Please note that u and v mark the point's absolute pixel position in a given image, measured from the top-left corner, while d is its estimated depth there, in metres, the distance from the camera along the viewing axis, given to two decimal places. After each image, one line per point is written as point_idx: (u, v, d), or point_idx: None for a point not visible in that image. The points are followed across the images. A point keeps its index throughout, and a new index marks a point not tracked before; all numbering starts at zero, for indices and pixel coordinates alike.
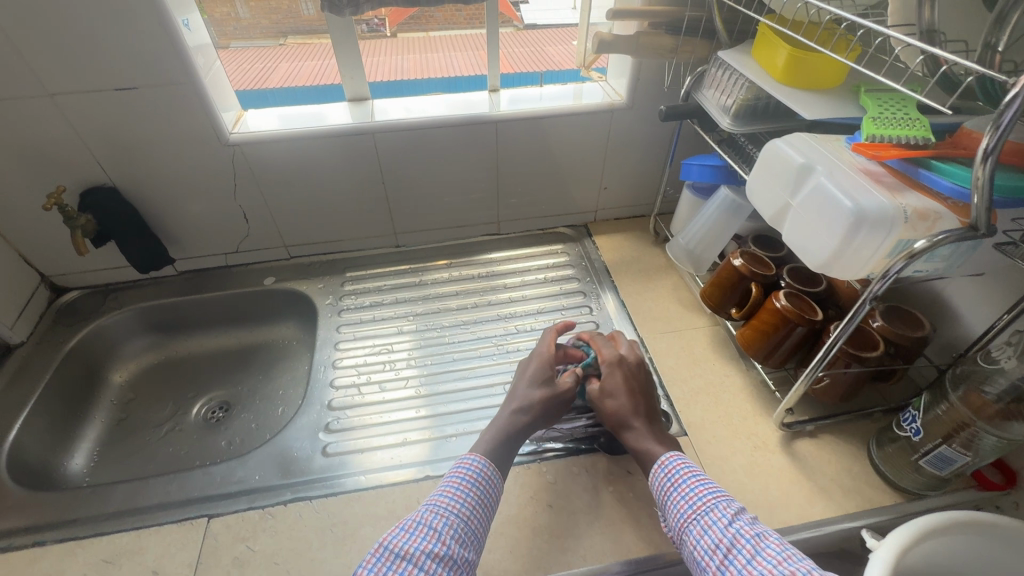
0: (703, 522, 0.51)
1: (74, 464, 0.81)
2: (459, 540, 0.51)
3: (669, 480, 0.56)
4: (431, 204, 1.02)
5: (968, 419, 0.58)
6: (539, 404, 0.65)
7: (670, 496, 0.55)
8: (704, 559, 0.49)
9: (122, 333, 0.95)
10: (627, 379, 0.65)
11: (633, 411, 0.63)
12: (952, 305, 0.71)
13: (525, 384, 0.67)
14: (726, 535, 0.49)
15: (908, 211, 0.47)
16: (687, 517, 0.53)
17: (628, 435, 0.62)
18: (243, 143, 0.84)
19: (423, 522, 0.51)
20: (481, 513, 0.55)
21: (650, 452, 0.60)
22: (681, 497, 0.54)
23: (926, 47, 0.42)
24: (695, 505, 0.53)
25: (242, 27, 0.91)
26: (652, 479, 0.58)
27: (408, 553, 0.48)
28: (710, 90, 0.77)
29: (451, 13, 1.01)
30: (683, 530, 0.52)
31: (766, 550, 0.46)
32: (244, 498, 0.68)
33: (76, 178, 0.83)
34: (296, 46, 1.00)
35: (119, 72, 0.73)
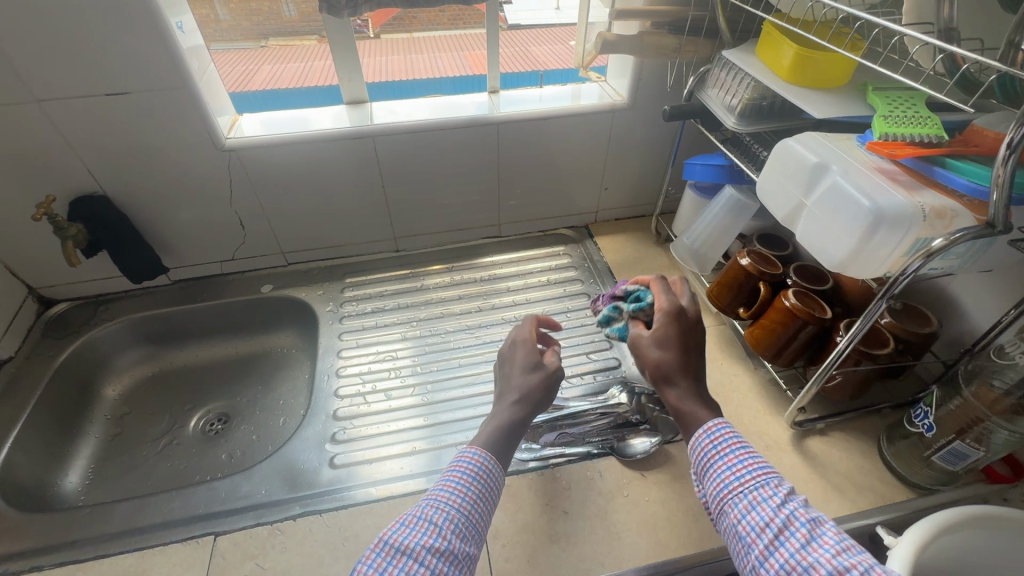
0: (750, 497, 0.46)
1: (68, 482, 0.78)
2: (460, 535, 0.47)
3: (715, 446, 0.50)
4: (431, 207, 1.00)
5: (982, 415, 0.58)
6: (539, 391, 0.59)
7: (714, 465, 0.50)
8: (750, 535, 0.45)
9: (115, 345, 0.92)
10: (678, 332, 0.56)
11: (680, 368, 0.55)
12: (958, 301, 0.71)
13: (521, 370, 0.61)
14: (778, 515, 0.44)
15: (926, 209, 0.47)
16: (731, 490, 0.48)
17: (670, 394, 0.54)
18: (239, 148, 0.82)
19: (423, 516, 0.47)
20: (482, 508, 0.51)
21: (693, 418, 0.52)
22: (726, 467, 0.49)
23: (943, 46, 0.42)
24: (742, 478, 0.48)
25: (222, 29, 0.86)
26: (692, 443, 0.52)
27: (408, 548, 0.44)
28: (713, 89, 0.77)
29: (434, 13, 0.92)
30: (724, 503, 0.48)
31: (823, 537, 0.42)
32: (251, 514, 0.66)
33: (65, 187, 0.80)
34: (277, 49, 0.99)
35: (110, 77, 0.70)
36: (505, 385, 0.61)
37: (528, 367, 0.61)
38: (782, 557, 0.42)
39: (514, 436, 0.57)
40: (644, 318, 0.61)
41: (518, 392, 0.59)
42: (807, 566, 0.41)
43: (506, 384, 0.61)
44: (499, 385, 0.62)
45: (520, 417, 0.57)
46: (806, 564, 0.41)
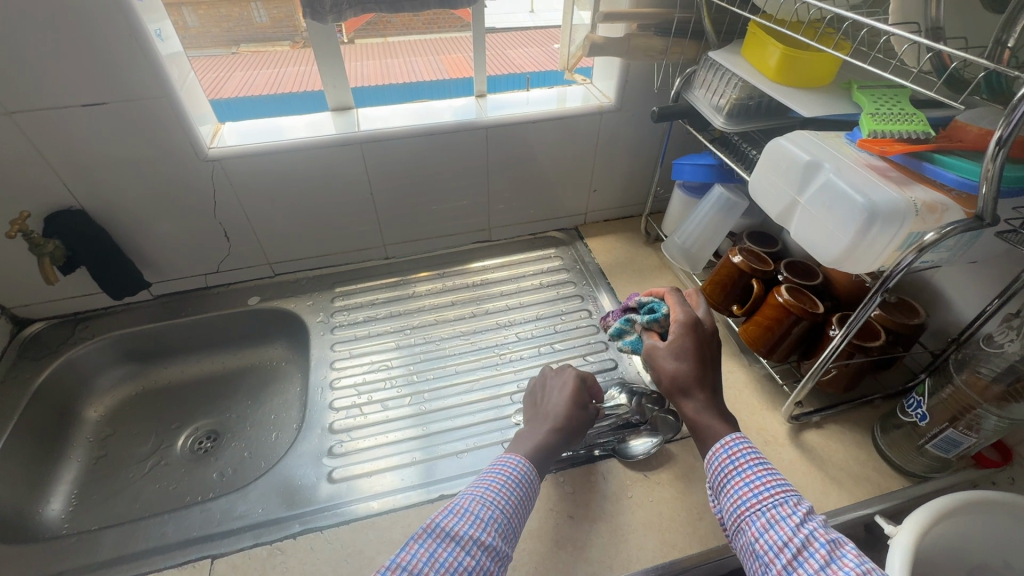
0: (768, 515, 0.48)
1: (51, 510, 0.75)
2: (502, 533, 0.51)
3: (732, 462, 0.53)
4: (420, 212, 0.99)
5: (973, 402, 0.59)
6: (575, 423, 0.63)
7: (732, 481, 0.52)
8: (767, 554, 0.46)
9: (96, 364, 0.89)
10: (692, 345, 0.60)
11: (696, 380, 0.58)
12: (944, 292, 0.73)
13: (566, 397, 0.65)
14: (796, 535, 0.45)
15: (918, 204, 0.48)
16: (748, 507, 0.49)
17: (686, 406, 0.58)
18: (222, 158, 0.79)
19: (471, 509, 0.52)
20: (522, 510, 0.55)
21: (709, 430, 0.56)
22: (744, 483, 0.51)
23: (932, 44, 0.43)
24: (759, 496, 0.50)
25: (193, 37, 0.82)
26: (709, 458, 0.55)
27: (457, 535, 0.49)
28: (700, 90, 0.78)
29: (409, 19, 0.91)
30: (742, 520, 0.50)
31: (842, 560, 0.43)
32: (249, 534, 0.64)
33: (39, 202, 0.77)
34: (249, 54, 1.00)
35: (86, 87, 0.68)
36: (546, 409, 0.65)
37: (572, 398, 0.65)
38: None
39: (548, 459, 0.61)
40: (658, 329, 0.64)
41: (559, 416, 0.63)
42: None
43: (547, 409, 0.65)
44: (538, 410, 0.66)
45: (557, 442, 0.62)
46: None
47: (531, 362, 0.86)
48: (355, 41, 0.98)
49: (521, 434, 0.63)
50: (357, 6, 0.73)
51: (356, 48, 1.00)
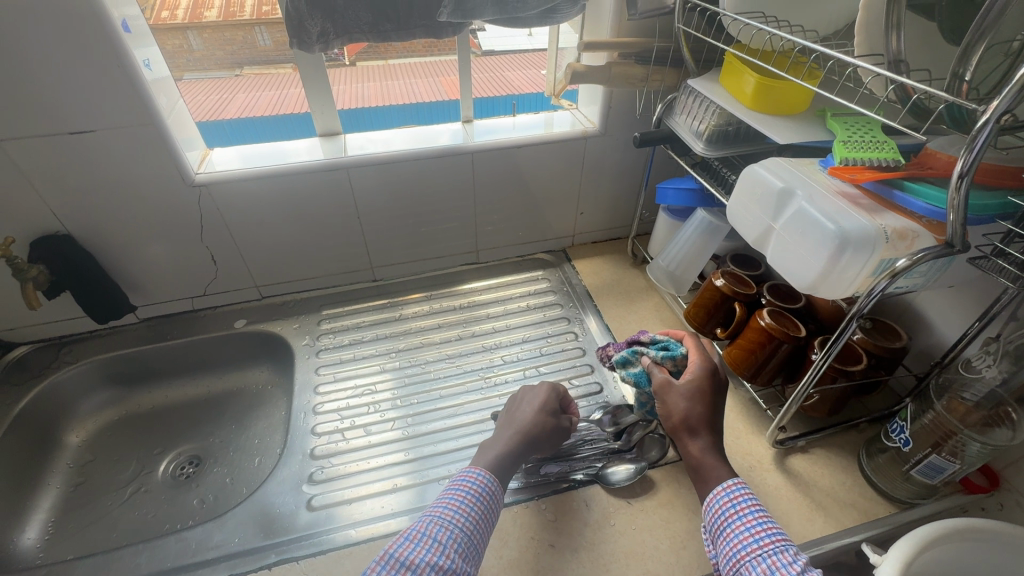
0: (769, 561, 0.47)
1: (26, 539, 0.74)
2: (463, 554, 0.50)
3: (734, 506, 0.53)
4: (407, 234, 1.00)
5: (955, 428, 0.59)
6: (544, 434, 0.64)
7: (732, 525, 0.52)
8: None
9: (79, 388, 0.89)
10: (706, 387, 0.60)
11: (705, 422, 0.58)
12: (926, 315, 0.73)
13: (540, 409, 0.66)
14: None
15: (887, 231, 0.49)
16: (748, 552, 0.49)
17: (694, 446, 0.58)
18: (209, 183, 0.80)
19: (427, 533, 0.51)
20: (483, 527, 0.54)
21: (714, 472, 0.56)
22: (744, 528, 0.51)
23: (895, 77, 0.44)
24: (760, 540, 0.49)
25: (196, 59, 0.87)
26: (710, 501, 0.55)
27: (413, 563, 0.48)
28: (681, 115, 0.79)
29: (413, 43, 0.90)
30: (741, 565, 0.49)
31: None
32: (224, 565, 0.63)
33: (25, 227, 0.77)
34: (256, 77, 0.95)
35: (75, 116, 0.69)
36: (516, 416, 0.66)
37: (544, 408, 0.66)
38: None
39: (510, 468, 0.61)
40: (671, 366, 0.65)
41: (525, 422, 0.64)
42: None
43: (516, 416, 0.66)
44: (507, 415, 0.68)
45: (520, 451, 0.62)
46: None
47: (516, 387, 0.86)
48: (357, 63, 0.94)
49: (485, 445, 0.64)
50: (344, 36, 0.75)
51: (357, 70, 1.00)
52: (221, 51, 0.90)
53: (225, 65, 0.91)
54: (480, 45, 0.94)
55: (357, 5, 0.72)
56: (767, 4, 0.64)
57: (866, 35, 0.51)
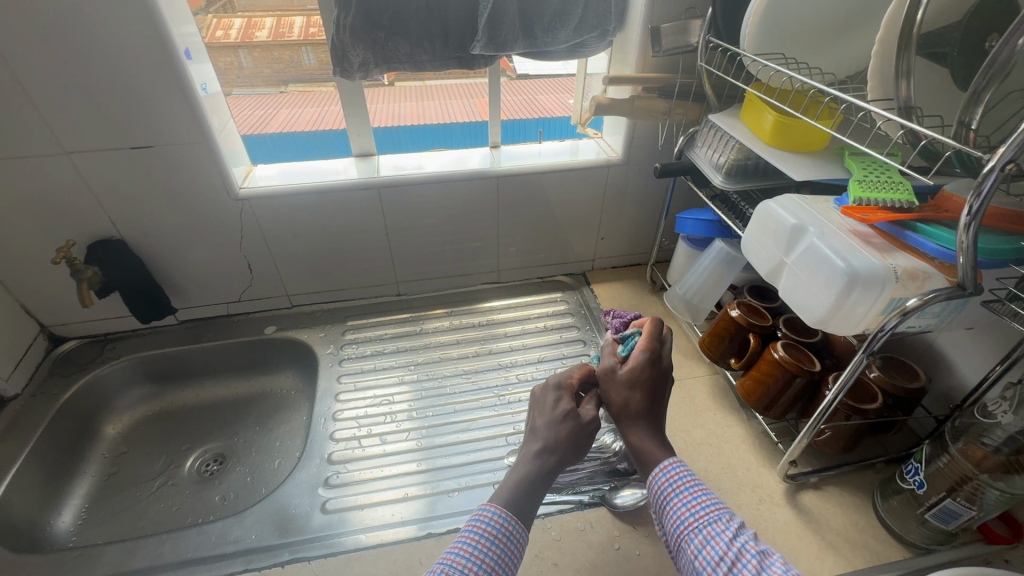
0: (705, 532, 0.48)
1: (61, 523, 0.79)
2: None
3: (671, 485, 0.52)
4: (432, 252, 1.04)
5: (970, 473, 0.58)
6: (573, 442, 0.56)
7: (671, 501, 0.51)
8: (705, 569, 0.46)
9: (119, 383, 0.94)
10: (647, 375, 0.58)
11: (645, 411, 0.57)
12: (946, 356, 0.72)
13: (561, 416, 0.57)
14: (730, 549, 0.46)
15: (898, 270, 0.50)
16: (687, 525, 0.49)
17: (633, 436, 0.56)
18: (251, 197, 0.86)
19: None
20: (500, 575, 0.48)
21: (655, 457, 0.54)
22: (682, 504, 0.51)
23: (906, 123, 0.46)
24: (697, 514, 0.49)
25: (244, 75, 0.92)
26: (650, 481, 0.53)
27: None
28: (702, 147, 0.81)
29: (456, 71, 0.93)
30: (681, 538, 0.49)
31: (774, 568, 0.44)
32: (240, 560, 0.66)
33: (85, 232, 0.84)
34: (297, 93, 0.98)
35: (137, 133, 0.76)
36: (529, 434, 0.58)
37: (558, 415, 0.57)
38: None
39: (537, 490, 0.54)
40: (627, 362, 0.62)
41: (547, 440, 0.56)
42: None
43: (531, 434, 0.58)
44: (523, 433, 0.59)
45: (547, 473, 0.54)
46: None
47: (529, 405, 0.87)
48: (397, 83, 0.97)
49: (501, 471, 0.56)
50: (382, 66, 0.80)
51: (397, 91, 1.02)
52: (268, 69, 0.91)
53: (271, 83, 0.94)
54: (514, 69, 0.95)
55: (398, 38, 0.77)
56: (786, 47, 0.67)
57: (880, 81, 0.53)
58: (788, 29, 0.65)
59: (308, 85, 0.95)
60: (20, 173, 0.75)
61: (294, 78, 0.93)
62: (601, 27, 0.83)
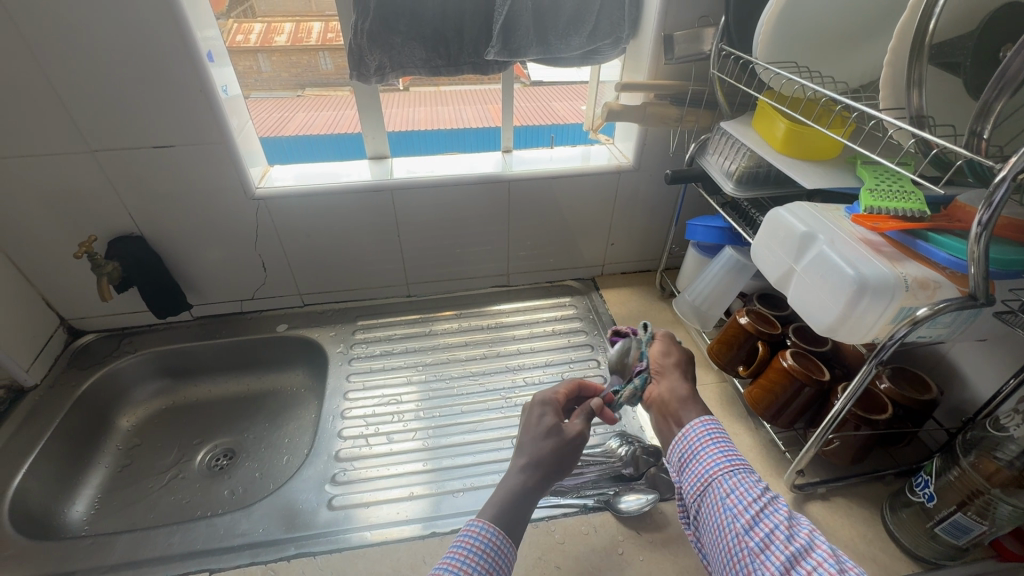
0: (738, 476, 0.51)
1: (74, 511, 0.80)
2: None
3: (710, 433, 0.55)
4: (442, 254, 1.05)
5: (981, 487, 0.57)
6: (561, 457, 0.56)
7: (706, 448, 0.54)
8: (736, 507, 0.49)
9: (134, 377, 0.96)
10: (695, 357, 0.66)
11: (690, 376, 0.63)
12: (959, 369, 0.71)
13: (547, 430, 0.57)
14: (763, 493, 0.49)
15: (908, 280, 0.50)
16: (720, 470, 0.52)
17: (678, 386, 0.61)
18: (267, 197, 0.88)
19: None
20: None
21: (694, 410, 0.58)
22: (717, 451, 0.53)
23: (917, 132, 0.46)
24: (731, 460, 0.52)
25: (264, 79, 0.94)
26: (688, 426, 0.56)
27: None
28: (713, 155, 0.82)
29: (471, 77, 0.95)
30: (712, 481, 0.52)
31: (799, 518, 0.47)
32: (247, 552, 0.67)
33: (105, 228, 0.86)
34: (313, 98, 1.08)
35: (159, 133, 0.78)
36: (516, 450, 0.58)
37: (542, 430, 0.58)
38: (767, 527, 0.46)
39: (527, 503, 0.54)
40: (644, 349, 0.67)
41: (533, 455, 0.56)
42: (796, 548, 0.44)
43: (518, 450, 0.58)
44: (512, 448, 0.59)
45: (535, 487, 0.54)
46: (789, 553, 0.44)
47: None
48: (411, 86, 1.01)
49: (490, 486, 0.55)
50: (398, 70, 0.81)
51: (409, 95, 1.09)
52: (286, 73, 0.99)
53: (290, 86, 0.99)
54: (528, 75, 0.94)
55: (413, 42, 0.79)
56: (799, 55, 0.67)
57: (891, 90, 0.53)
58: (801, 38, 0.66)
59: (325, 89, 1.03)
60: (45, 170, 0.78)
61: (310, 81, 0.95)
62: (614, 34, 0.83)
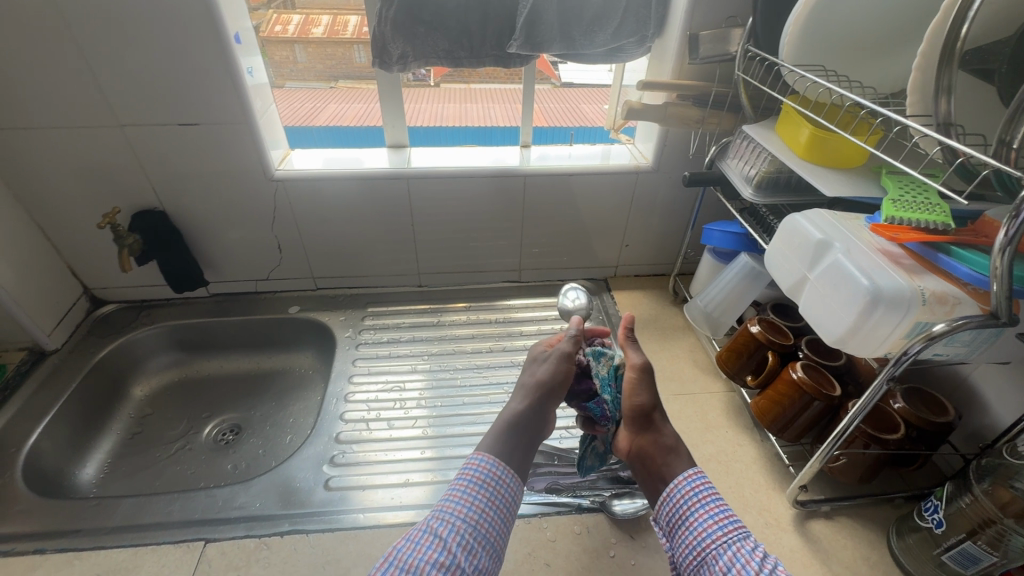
0: (733, 548, 0.48)
1: (84, 474, 0.83)
2: (470, 549, 0.47)
3: (695, 495, 0.54)
4: (455, 246, 1.05)
5: (994, 516, 0.54)
6: (555, 381, 0.62)
7: (695, 513, 0.52)
8: None
9: (149, 348, 0.99)
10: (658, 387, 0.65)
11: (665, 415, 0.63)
12: (979, 392, 0.69)
13: (539, 363, 0.64)
14: (759, 562, 0.46)
15: (925, 293, 0.48)
16: (714, 540, 0.50)
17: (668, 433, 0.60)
18: (286, 179, 0.89)
19: (429, 530, 0.48)
20: (494, 516, 0.50)
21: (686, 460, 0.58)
22: (707, 516, 0.52)
23: (945, 140, 0.44)
24: (725, 529, 0.50)
25: (299, 69, 0.98)
26: (672, 489, 0.55)
27: (413, 565, 0.44)
28: (733, 159, 0.80)
29: (496, 69, 0.92)
30: (707, 554, 0.49)
31: None
32: (243, 525, 0.68)
33: (130, 202, 0.89)
34: (345, 89, 1.00)
35: (184, 111, 0.80)
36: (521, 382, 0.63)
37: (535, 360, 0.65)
38: None
39: (522, 434, 0.58)
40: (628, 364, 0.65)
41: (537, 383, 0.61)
42: None
43: (523, 381, 0.63)
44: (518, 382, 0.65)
45: (527, 414, 0.59)
46: None
47: None
48: (444, 86, 1.05)
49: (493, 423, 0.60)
50: (420, 61, 0.82)
51: (440, 91, 1.07)
52: (319, 64, 0.97)
53: (322, 77, 0.97)
54: (559, 75, 0.96)
55: (437, 33, 0.79)
56: (827, 59, 0.65)
57: (920, 95, 0.50)
58: (830, 40, 0.64)
59: (358, 83, 0.96)
60: (76, 142, 0.81)
61: (345, 74, 0.93)
62: (639, 33, 0.83)
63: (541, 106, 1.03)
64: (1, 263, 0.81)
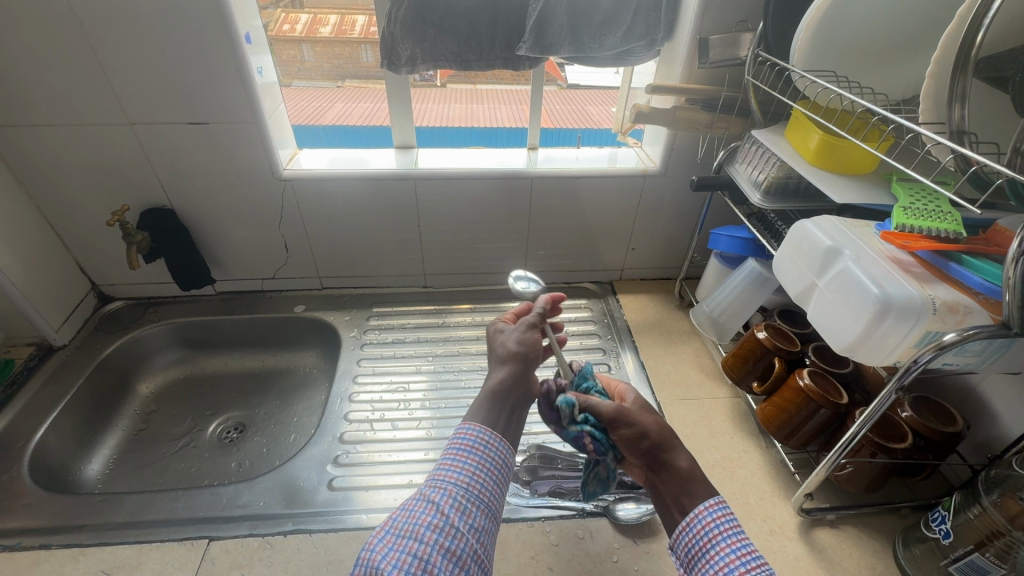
0: None
1: (90, 470, 0.83)
2: (464, 511, 0.46)
3: (717, 527, 0.49)
4: (460, 247, 1.05)
5: (1003, 528, 0.53)
6: (528, 348, 0.58)
7: (716, 546, 0.48)
8: None
9: (155, 346, 1.00)
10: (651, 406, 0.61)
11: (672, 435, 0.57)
12: (988, 403, 0.68)
13: (507, 334, 0.60)
14: None
15: (936, 303, 0.48)
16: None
17: (682, 459, 0.54)
18: (293, 179, 0.90)
19: (423, 496, 0.47)
20: (488, 479, 0.49)
21: (704, 488, 0.52)
22: (729, 550, 0.47)
23: (957, 147, 0.43)
24: (748, 564, 0.46)
25: (306, 68, 0.99)
26: (691, 518, 0.50)
27: (409, 530, 0.44)
28: (742, 163, 0.80)
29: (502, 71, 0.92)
30: None
31: None
32: (246, 524, 0.68)
33: (138, 199, 0.89)
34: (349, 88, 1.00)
35: (193, 109, 0.80)
36: (496, 351, 0.59)
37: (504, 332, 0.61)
38: None
39: (507, 401, 0.54)
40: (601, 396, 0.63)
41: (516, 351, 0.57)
42: None
43: (498, 349, 0.59)
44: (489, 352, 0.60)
45: (511, 381, 0.55)
46: None
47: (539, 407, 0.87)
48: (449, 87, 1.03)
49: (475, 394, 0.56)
50: (429, 62, 0.82)
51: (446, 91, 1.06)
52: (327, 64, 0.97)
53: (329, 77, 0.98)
54: (565, 78, 0.97)
55: (447, 36, 0.79)
56: (838, 64, 0.65)
57: (932, 102, 0.51)
58: (842, 45, 0.63)
59: (364, 82, 0.97)
60: (86, 140, 0.81)
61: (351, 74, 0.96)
62: (649, 36, 0.82)
63: (547, 108, 1.01)
64: (11, 259, 0.82)
